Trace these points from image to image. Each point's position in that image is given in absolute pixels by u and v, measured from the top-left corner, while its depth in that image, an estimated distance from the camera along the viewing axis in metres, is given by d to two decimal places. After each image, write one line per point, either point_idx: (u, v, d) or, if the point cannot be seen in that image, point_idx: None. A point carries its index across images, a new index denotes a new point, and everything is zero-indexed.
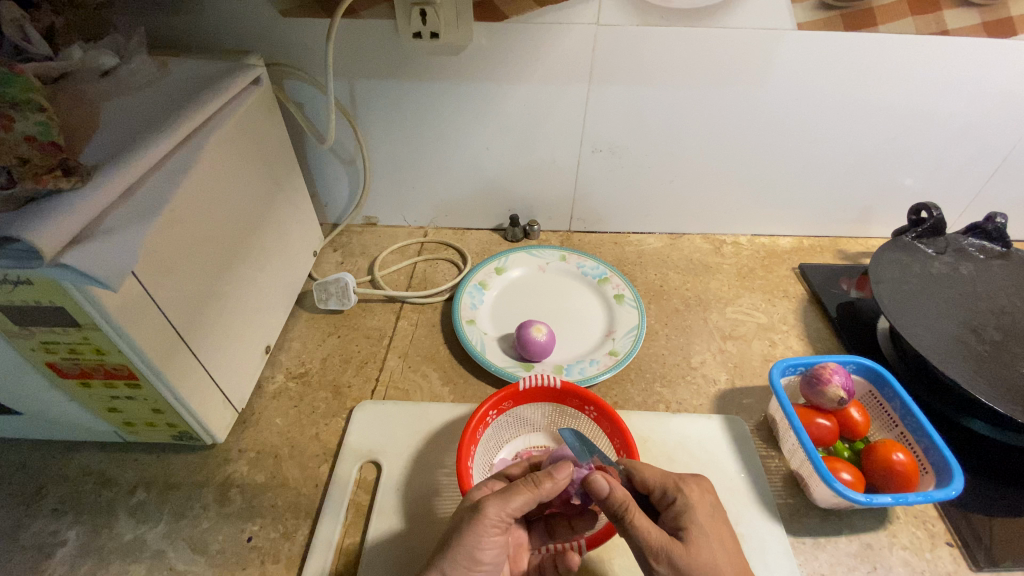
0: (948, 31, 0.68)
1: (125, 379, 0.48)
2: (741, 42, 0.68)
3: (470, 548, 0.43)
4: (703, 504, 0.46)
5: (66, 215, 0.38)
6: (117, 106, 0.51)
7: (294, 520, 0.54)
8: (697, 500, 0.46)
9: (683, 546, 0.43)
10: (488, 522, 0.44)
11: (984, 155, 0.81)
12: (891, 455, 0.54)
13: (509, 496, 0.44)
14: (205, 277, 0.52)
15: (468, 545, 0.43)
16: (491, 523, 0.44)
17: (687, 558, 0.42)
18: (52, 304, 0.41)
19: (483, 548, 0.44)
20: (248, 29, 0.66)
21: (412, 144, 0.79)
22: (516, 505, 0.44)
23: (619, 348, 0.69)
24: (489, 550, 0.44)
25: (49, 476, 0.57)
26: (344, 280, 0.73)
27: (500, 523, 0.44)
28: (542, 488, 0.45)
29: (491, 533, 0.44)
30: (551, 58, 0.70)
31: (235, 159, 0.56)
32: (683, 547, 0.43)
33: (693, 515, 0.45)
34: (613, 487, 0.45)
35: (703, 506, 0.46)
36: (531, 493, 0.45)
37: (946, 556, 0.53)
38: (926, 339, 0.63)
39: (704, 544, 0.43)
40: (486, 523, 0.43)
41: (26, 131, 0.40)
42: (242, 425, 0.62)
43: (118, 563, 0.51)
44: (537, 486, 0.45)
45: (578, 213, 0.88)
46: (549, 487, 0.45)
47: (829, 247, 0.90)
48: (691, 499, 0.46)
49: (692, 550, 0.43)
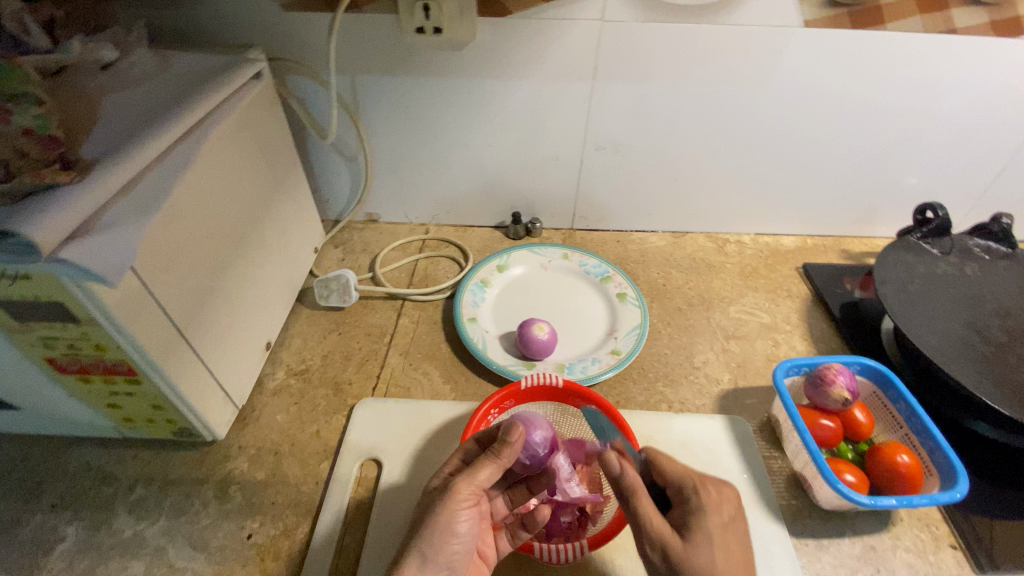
0: (956, 29, 0.67)
1: (124, 375, 0.48)
2: (747, 40, 0.68)
3: (441, 524, 0.44)
4: (717, 511, 0.44)
5: (65, 210, 0.38)
6: (117, 99, 0.50)
7: (294, 518, 0.54)
8: (711, 505, 0.44)
9: (680, 542, 0.43)
10: (458, 492, 0.45)
11: (990, 156, 0.80)
12: (896, 457, 0.53)
13: (473, 470, 0.46)
14: (205, 273, 0.51)
15: (444, 535, 0.44)
16: (462, 498, 0.45)
17: (680, 552, 0.42)
18: (51, 299, 0.41)
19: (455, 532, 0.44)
20: (249, 24, 0.66)
21: (414, 141, 0.78)
22: (484, 476, 0.46)
23: (622, 347, 0.69)
24: (463, 522, 0.45)
25: (48, 472, 0.57)
26: (345, 277, 0.72)
27: (471, 496, 0.45)
28: (502, 454, 0.46)
29: (463, 505, 0.45)
30: (555, 54, 0.69)
31: (236, 154, 0.56)
32: (680, 545, 0.43)
33: (704, 516, 0.44)
34: (626, 469, 0.46)
35: (718, 513, 0.44)
36: (497, 463, 0.46)
37: (950, 558, 0.53)
38: (931, 340, 0.63)
39: (704, 544, 0.43)
40: (457, 495, 0.45)
41: (23, 125, 0.39)
42: (243, 422, 0.62)
43: (117, 559, 0.50)
44: (497, 454, 0.46)
45: (580, 211, 0.88)
46: (508, 450, 0.46)
47: (833, 246, 0.89)
48: (706, 501, 0.45)
49: (689, 549, 0.42)
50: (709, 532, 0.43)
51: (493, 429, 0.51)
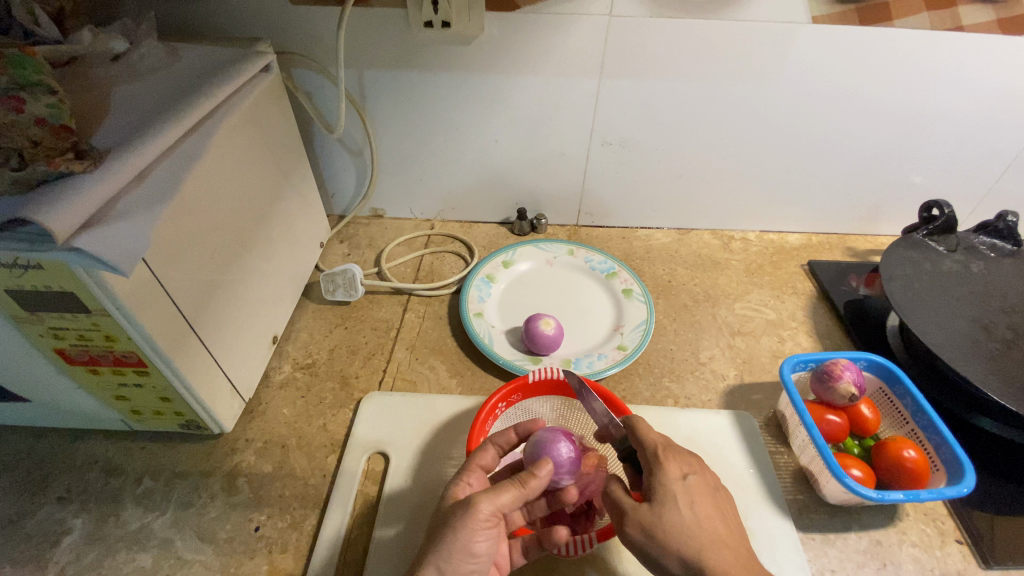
0: (963, 26, 0.67)
1: (133, 367, 0.47)
2: (755, 36, 0.68)
3: (459, 542, 0.42)
4: (675, 471, 0.45)
5: (77, 199, 0.38)
6: (127, 91, 0.50)
7: (302, 510, 0.54)
8: (669, 468, 0.45)
9: (648, 506, 0.44)
10: (478, 513, 0.43)
11: (995, 154, 0.81)
12: (902, 452, 0.53)
13: (495, 491, 0.44)
14: (214, 265, 0.51)
15: (463, 550, 0.42)
16: (482, 519, 0.43)
17: (651, 517, 0.43)
18: (62, 289, 0.41)
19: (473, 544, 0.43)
20: (257, 17, 0.66)
21: (420, 136, 0.78)
22: (506, 501, 0.44)
23: (628, 342, 0.69)
24: (482, 543, 0.43)
25: (55, 464, 0.57)
26: (352, 271, 0.72)
27: (492, 519, 0.43)
28: (529, 485, 0.45)
29: (482, 528, 0.43)
30: (562, 49, 0.69)
31: (244, 147, 0.56)
32: (648, 509, 0.44)
33: (663, 476, 0.45)
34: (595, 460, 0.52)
35: (675, 471, 0.45)
36: (520, 491, 0.44)
37: (956, 553, 0.53)
38: (937, 336, 0.63)
39: (671, 503, 0.43)
40: (475, 514, 0.43)
41: (37, 113, 0.39)
42: (250, 415, 0.62)
43: (125, 551, 0.50)
44: (523, 483, 0.45)
45: (586, 208, 0.88)
46: (536, 484, 0.45)
47: (838, 244, 0.90)
48: (664, 463, 0.45)
49: (657, 510, 0.43)
50: (672, 491, 0.44)
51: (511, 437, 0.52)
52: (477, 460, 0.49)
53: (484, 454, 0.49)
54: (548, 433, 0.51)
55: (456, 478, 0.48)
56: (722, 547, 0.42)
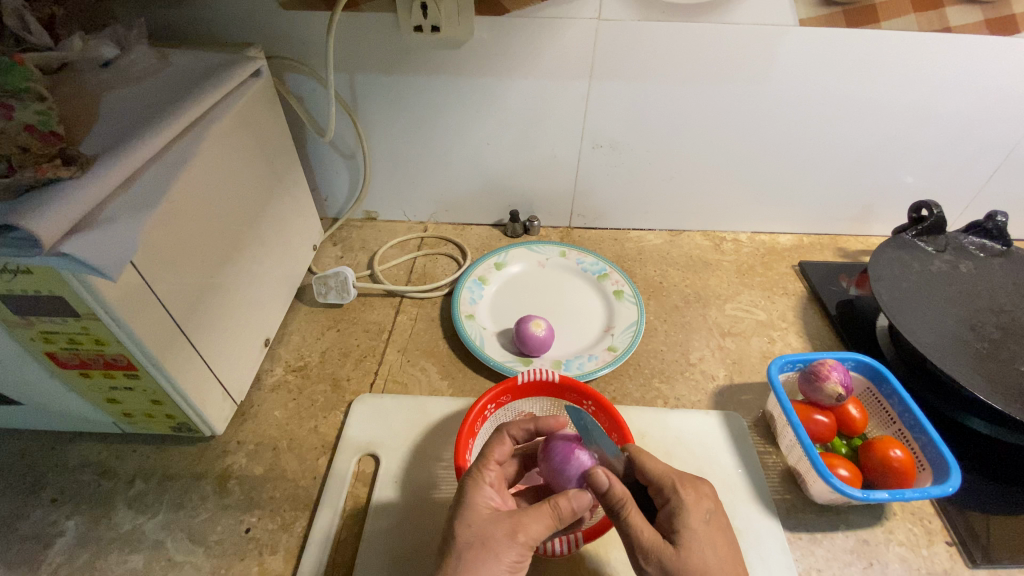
0: (951, 28, 0.67)
1: (124, 370, 0.48)
2: (744, 38, 0.68)
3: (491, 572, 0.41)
4: (697, 510, 0.45)
5: (63, 204, 0.38)
6: (118, 96, 0.51)
7: (292, 512, 0.54)
8: (690, 505, 0.45)
9: (674, 551, 0.43)
10: (515, 546, 0.42)
11: (985, 154, 0.81)
12: (889, 451, 0.53)
13: (531, 520, 0.43)
14: (204, 269, 0.52)
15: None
16: (518, 553, 0.42)
17: (677, 562, 0.42)
18: (51, 293, 0.41)
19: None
20: (248, 22, 0.66)
21: (412, 139, 0.79)
22: (538, 531, 0.43)
23: (618, 344, 0.69)
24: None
25: (48, 467, 0.57)
26: (344, 275, 0.73)
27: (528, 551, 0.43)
28: (563, 514, 0.44)
29: (516, 560, 0.42)
30: (553, 53, 0.70)
31: (234, 151, 0.56)
32: (674, 552, 0.43)
33: (686, 517, 0.44)
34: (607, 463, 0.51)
35: (698, 510, 0.45)
36: (553, 518, 0.44)
37: (943, 552, 0.53)
38: (925, 336, 0.63)
39: (696, 548, 0.43)
40: (513, 545, 0.42)
41: (25, 121, 0.40)
42: (241, 417, 0.62)
43: (116, 553, 0.51)
44: (558, 512, 0.44)
45: (578, 210, 0.88)
46: (569, 511, 0.44)
47: (829, 245, 0.90)
48: (687, 501, 0.45)
49: (683, 556, 0.43)
50: (696, 534, 0.44)
51: (525, 428, 0.52)
52: (493, 456, 0.48)
53: (499, 446, 0.48)
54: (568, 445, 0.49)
55: (475, 480, 0.46)
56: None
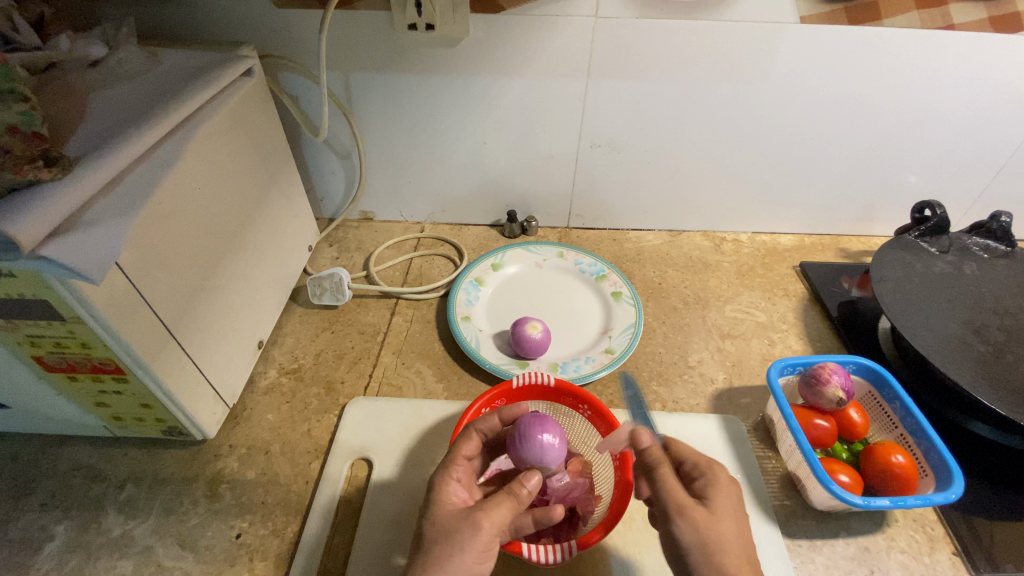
0: (954, 25, 0.66)
1: (112, 374, 0.47)
2: (743, 37, 0.67)
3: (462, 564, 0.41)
4: (728, 482, 0.45)
5: (45, 207, 0.38)
6: (105, 96, 0.50)
7: (284, 517, 0.54)
8: (725, 480, 0.45)
9: (705, 513, 0.42)
10: (481, 535, 0.41)
11: (989, 153, 0.80)
12: (890, 457, 0.52)
13: (493, 507, 0.43)
14: (194, 272, 0.51)
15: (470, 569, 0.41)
16: (485, 539, 0.42)
17: (708, 524, 0.42)
18: (35, 296, 0.40)
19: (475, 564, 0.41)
20: (241, 20, 0.65)
21: (407, 138, 0.78)
22: (503, 515, 0.43)
23: (616, 346, 0.69)
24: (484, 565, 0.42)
25: (37, 471, 0.57)
26: (339, 275, 0.72)
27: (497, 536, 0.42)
28: (522, 497, 0.45)
29: (484, 549, 0.42)
30: (549, 52, 0.69)
31: (225, 151, 0.55)
32: (705, 513, 0.42)
33: (719, 484, 0.44)
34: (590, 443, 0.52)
35: (729, 481, 0.45)
36: (513, 503, 0.44)
37: (945, 560, 0.52)
38: (927, 339, 0.62)
39: (725, 513, 0.42)
40: (478, 535, 0.41)
41: (8, 121, 0.39)
42: (234, 420, 0.61)
43: (106, 559, 0.50)
44: (516, 496, 0.45)
45: (576, 210, 0.87)
46: (527, 494, 0.45)
47: (830, 245, 0.89)
48: (720, 473, 0.45)
49: (715, 517, 0.42)
50: (728, 500, 0.43)
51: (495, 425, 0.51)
52: (461, 452, 0.47)
53: (467, 442, 0.48)
54: (537, 426, 0.50)
55: (443, 476, 0.46)
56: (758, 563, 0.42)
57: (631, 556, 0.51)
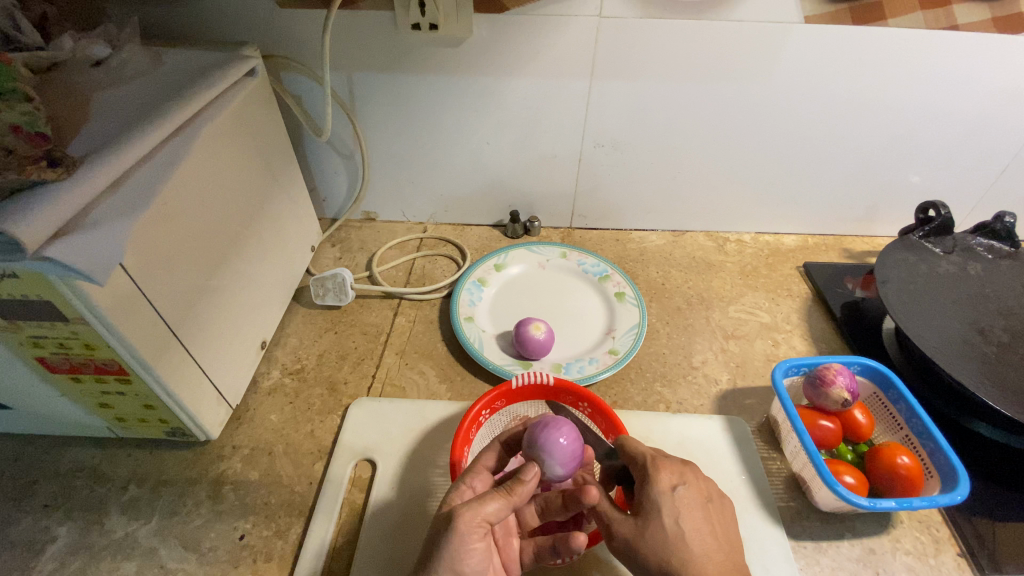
0: (958, 25, 0.66)
1: (115, 375, 0.47)
2: (748, 37, 0.67)
3: (441, 563, 0.41)
4: (667, 481, 0.45)
5: (50, 207, 0.38)
6: (109, 95, 0.50)
7: (287, 519, 0.54)
8: (661, 479, 0.45)
9: (632, 522, 0.44)
10: (456, 531, 0.41)
11: (993, 153, 0.79)
12: (896, 458, 0.52)
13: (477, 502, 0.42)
14: (197, 272, 0.51)
15: (452, 566, 0.41)
16: (469, 530, 0.41)
17: (637, 533, 0.43)
18: (38, 297, 0.40)
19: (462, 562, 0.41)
20: (244, 20, 0.65)
21: (410, 138, 0.78)
22: (491, 509, 0.42)
23: (619, 347, 0.68)
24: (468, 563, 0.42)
25: (40, 472, 0.56)
26: (342, 276, 0.72)
27: (480, 528, 0.42)
28: (516, 494, 0.43)
29: (465, 547, 0.41)
30: (553, 51, 0.69)
31: (228, 152, 0.55)
32: (632, 525, 0.44)
33: (655, 487, 0.44)
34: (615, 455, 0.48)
35: (666, 479, 0.45)
36: (505, 498, 0.43)
37: (951, 562, 0.52)
38: (932, 340, 0.62)
39: (656, 516, 0.43)
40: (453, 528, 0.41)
41: (11, 121, 0.38)
42: (237, 421, 0.61)
43: (108, 560, 0.50)
44: (509, 491, 0.43)
45: (579, 210, 0.87)
46: (520, 491, 0.43)
47: (834, 245, 0.89)
48: (654, 472, 0.45)
49: (642, 524, 0.43)
50: (658, 503, 0.44)
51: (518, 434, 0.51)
52: (482, 461, 0.48)
53: (490, 454, 0.49)
54: (551, 428, 0.48)
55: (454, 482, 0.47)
56: (710, 561, 0.42)
57: None
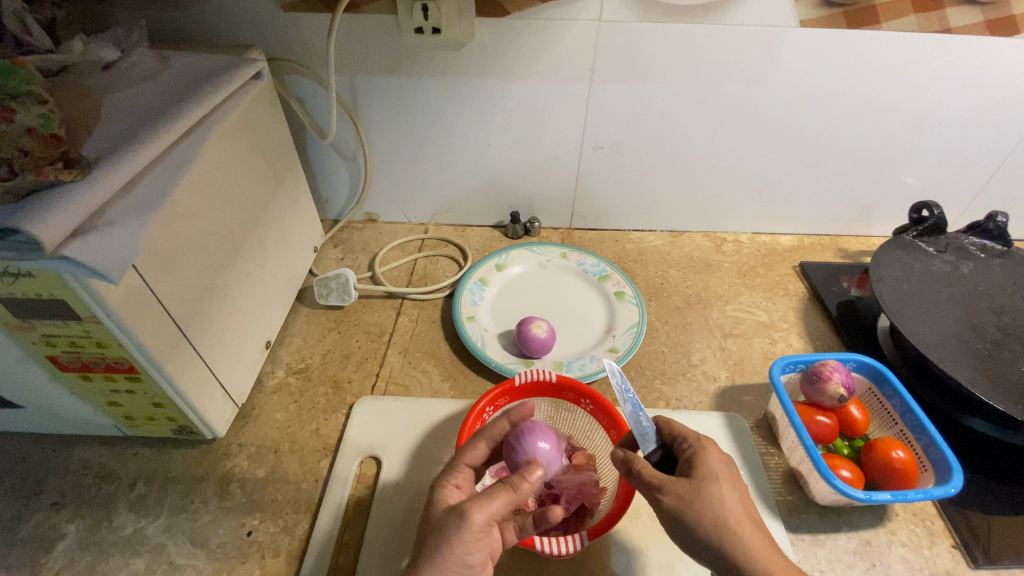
0: (951, 29, 0.67)
1: (125, 373, 0.48)
2: (745, 39, 0.68)
3: (456, 554, 0.42)
4: (716, 452, 0.46)
5: (66, 207, 0.38)
6: (118, 98, 0.51)
7: (294, 515, 0.54)
8: (711, 449, 0.46)
9: (688, 482, 0.44)
10: (471, 526, 0.42)
11: (986, 154, 0.81)
12: (891, 453, 0.53)
13: (485, 499, 0.43)
14: (205, 272, 0.52)
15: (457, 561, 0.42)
16: (477, 529, 0.42)
17: (693, 491, 0.43)
18: (53, 296, 0.41)
19: (468, 554, 0.42)
20: (249, 23, 0.66)
21: (412, 139, 0.79)
22: (498, 508, 0.43)
23: (619, 345, 0.69)
24: (475, 555, 0.43)
25: (49, 470, 0.57)
26: (345, 276, 0.73)
27: (486, 527, 0.43)
28: (522, 490, 0.44)
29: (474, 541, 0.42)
30: (553, 53, 0.70)
31: (236, 154, 0.56)
32: (689, 484, 0.44)
33: (704, 454, 0.46)
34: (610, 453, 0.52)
35: (716, 451, 0.46)
36: (510, 495, 0.44)
37: (945, 553, 0.53)
38: (926, 337, 0.63)
39: (713, 480, 0.44)
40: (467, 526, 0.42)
41: (27, 123, 0.40)
42: (243, 420, 0.62)
43: (118, 556, 0.51)
44: (514, 488, 0.44)
45: (579, 211, 0.88)
46: (526, 489, 0.45)
47: (830, 245, 0.90)
48: (705, 444, 0.47)
49: (698, 484, 0.44)
50: (713, 468, 0.45)
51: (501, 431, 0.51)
52: (466, 459, 0.48)
53: (473, 450, 0.48)
54: (529, 435, 0.51)
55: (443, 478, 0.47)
56: (753, 525, 0.43)
57: (639, 550, 0.52)
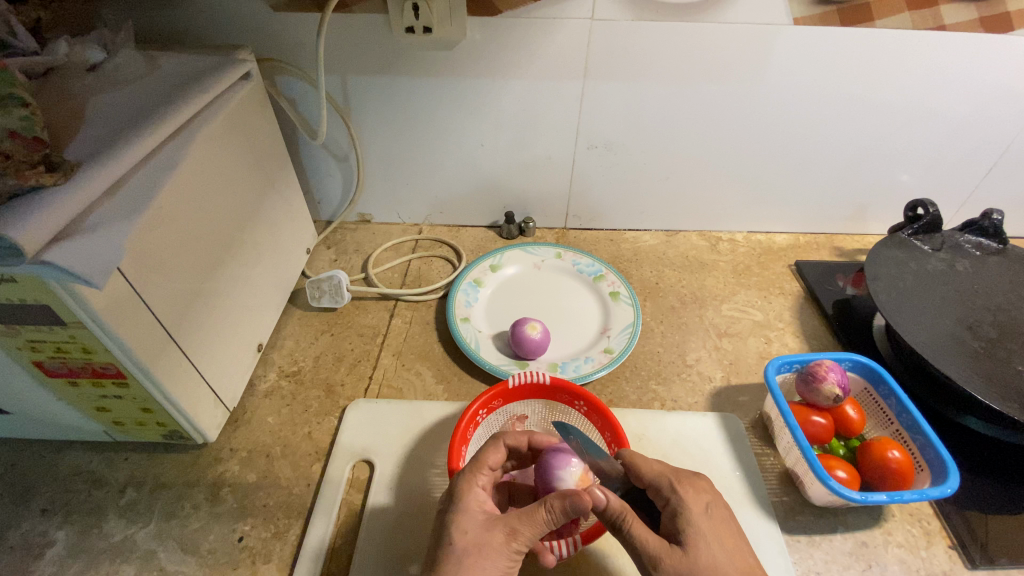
0: (945, 26, 0.67)
1: (113, 378, 0.47)
2: (738, 38, 0.68)
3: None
4: (697, 505, 0.46)
5: (48, 212, 0.38)
6: (103, 100, 0.51)
7: (285, 520, 0.54)
8: (691, 501, 0.46)
9: (682, 553, 0.43)
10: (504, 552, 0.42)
11: (981, 151, 0.81)
12: (886, 452, 0.53)
13: (519, 526, 0.43)
14: (194, 276, 0.51)
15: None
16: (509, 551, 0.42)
17: (687, 562, 0.42)
18: (38, 302, 0.40)
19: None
20: (238, 23, 0.65)
21: (405, 140, 0.78)
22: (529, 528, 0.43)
23: (614, 346, 0.69)
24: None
25: (38, 476, 0.56)
26: (337, 278, 0.72)
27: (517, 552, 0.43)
28: (554, 512, 0.43)
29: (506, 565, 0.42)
30: (546, 53, 0.69)
31: (224, 155, 0.55)
32: (682, 553, 0.43)
33: (688, 514, 0.45)
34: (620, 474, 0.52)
35: (698, 504, 0.46)
36: (543, 517, 0.43)
37: (942, 553, 0.53)
38: (921, 336, 0.63)
39: (701, 543, 0.43)
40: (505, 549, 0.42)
41: (8, 126, 0.39)
42: (234, 424, 0.61)
43: (108, 563, 0.50)
44: (548, 509, 0.43)
45: (573, 211, 0.88)
46: (559, 509, 0.43)
47: (825, 244, 0.90)
48: (686, 499, 0.46)
49: (692, 554, 0.43)
50: (699, 529, 0.44)
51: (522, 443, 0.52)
52: (487, 461, 0.48)
53: (494, 454, 0.49)
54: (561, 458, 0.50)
55: (468, 483, 0.46)
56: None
57: None
